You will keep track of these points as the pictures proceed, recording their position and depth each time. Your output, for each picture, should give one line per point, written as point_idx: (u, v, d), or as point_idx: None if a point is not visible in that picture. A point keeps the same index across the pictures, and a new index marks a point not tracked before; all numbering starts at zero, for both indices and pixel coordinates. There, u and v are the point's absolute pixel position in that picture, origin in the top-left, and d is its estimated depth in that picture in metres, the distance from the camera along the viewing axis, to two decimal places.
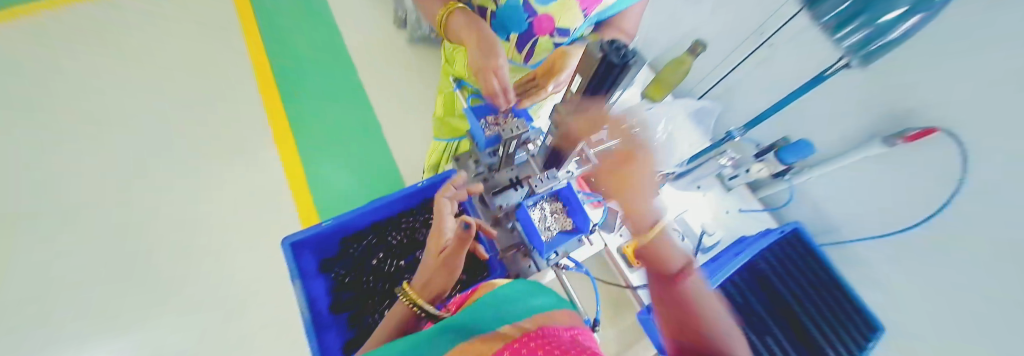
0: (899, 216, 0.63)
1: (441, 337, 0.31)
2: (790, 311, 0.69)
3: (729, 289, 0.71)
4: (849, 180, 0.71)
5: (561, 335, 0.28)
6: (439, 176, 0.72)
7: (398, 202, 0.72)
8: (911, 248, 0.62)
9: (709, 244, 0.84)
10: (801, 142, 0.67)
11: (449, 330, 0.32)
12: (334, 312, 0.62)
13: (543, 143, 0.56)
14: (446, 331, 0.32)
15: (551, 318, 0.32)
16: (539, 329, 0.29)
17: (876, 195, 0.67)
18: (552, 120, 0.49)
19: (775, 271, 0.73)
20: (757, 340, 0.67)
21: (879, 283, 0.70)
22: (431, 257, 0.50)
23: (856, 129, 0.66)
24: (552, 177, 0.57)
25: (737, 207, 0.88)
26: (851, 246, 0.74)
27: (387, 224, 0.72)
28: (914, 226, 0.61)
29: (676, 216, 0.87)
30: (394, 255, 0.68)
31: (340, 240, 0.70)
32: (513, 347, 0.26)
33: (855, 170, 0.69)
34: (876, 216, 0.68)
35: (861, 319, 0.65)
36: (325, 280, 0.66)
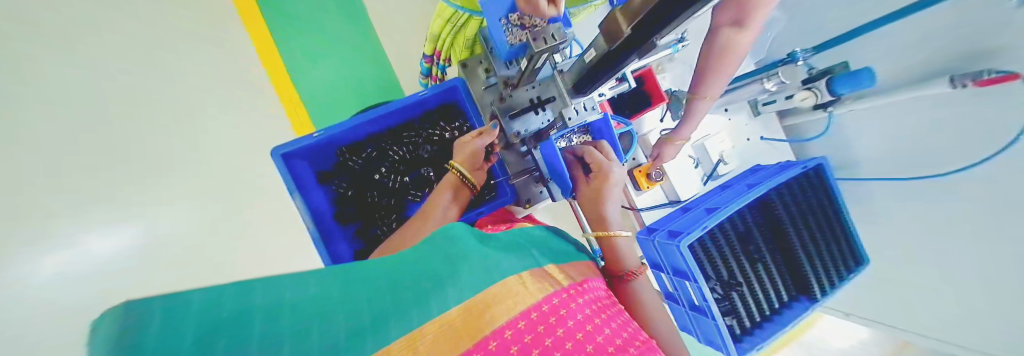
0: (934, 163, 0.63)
1: (504, 256, 0.40)
2: (787, 242, 0.71)
3: (736, 220, 0.70)
4: (892, 120, 0.69)
5: (599, 292, 0.39)
6: (444, 85, 0.61)
7: (397, 114, 0.63)
8: (947, 201, 0.63)
9: (720, 173, 0.85)
10: (861, 71, 0.59)
11: (511, 257, 0.40)
12: (341, 223, 0.62)
13: (581, 58, 0.43)
14: (502, 255, 0.40)
15: (593, 277, 0.43)
16: (586, 283, 0.39)
17: (921, 134, 0.65)
18: (602, 29, 0.35)
19: (789, 211, 0.71)
20: (746, 265, 0.68)
21: (873, 211, 0.77)
22: (471, 144, 0.52)
23: (931, 65, 0.59)
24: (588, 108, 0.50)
25: (758, 135, 0.86)
26: (865, 183, 0.77)
27: (386, 136, 0.65)
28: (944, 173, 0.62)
29: (696, 141, 0.83)
30: (397, 171, 0.64)
31: (335, 149, 0.63)
32: (568, 296, 0.35)
33: (919, 108, 0.64)
34: (915, 160, 0.67)
35: (854, 256, 0.72)
36: (325, 190, 0.63)
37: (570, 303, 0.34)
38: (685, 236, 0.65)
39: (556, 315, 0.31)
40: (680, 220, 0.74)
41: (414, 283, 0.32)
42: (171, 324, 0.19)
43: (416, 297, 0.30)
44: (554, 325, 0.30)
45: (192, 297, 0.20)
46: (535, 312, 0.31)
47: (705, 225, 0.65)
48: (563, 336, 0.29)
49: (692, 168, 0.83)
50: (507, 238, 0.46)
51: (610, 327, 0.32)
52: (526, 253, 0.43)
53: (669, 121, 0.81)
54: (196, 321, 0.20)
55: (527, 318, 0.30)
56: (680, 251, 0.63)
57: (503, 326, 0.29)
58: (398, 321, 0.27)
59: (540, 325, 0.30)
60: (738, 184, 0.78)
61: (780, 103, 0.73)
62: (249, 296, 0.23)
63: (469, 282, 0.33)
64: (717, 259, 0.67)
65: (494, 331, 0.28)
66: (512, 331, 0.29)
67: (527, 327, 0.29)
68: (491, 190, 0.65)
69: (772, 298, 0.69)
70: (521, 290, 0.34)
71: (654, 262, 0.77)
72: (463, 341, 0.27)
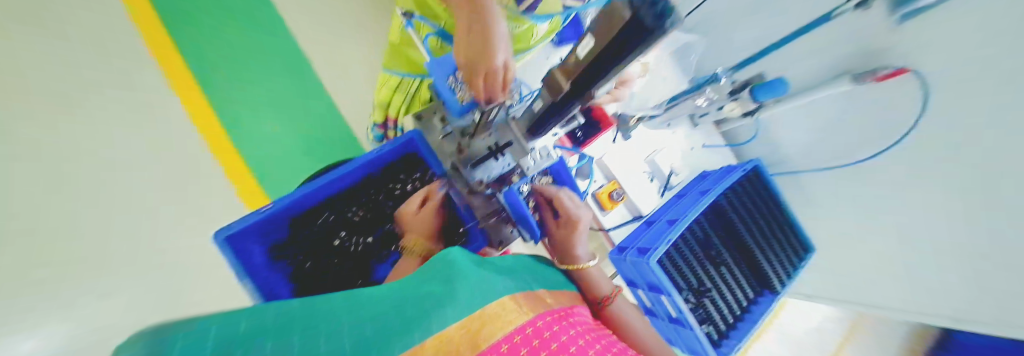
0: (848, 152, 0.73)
1: (500, 277, 0.39)
2: (743, 242, 0.76)
3: (694, 229, 0.75)
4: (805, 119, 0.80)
5: (587, 318, 0.38)
6: (401, 139, 0.62)
7: (354, 173, 0.61)
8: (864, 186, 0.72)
9: (674, 183, 0.91)
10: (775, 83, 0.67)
11: (506, 280, 0.39)
12: (302, 298, 0.57)
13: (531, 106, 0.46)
14: (495, 275, 0.39)
15: (580, 303, 0.43)
16: (571, 309, 0.38)
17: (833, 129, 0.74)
18: (546, 84, 0.39)
19: (738, 212, 0.77)
20: (711, 269, 0.72)
21: (808, 200, 0.86)
22: (410, 213, 0.55)
23: (831, 70, 0.69)
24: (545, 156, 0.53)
25: (701, 143, 0.94)
26: (797, 176, 0.87)
27: (341, 199, 0.62)
28: (862, 161, 0.70)
29: (648, 157, 0.89)
30: (359, 232, 0.62)
31: (287, 219, 0.59)
32: (560, 317, 0.34)
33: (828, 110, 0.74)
34: (831, 151, 0.77)
35: (799, 244, 0.79)
36: (279, 265, 0.58)
37: (563, 322, 0.33)
38: (654, 251, 0.68)
39: (550, 330, 0.30)
40: (646, 235, 0.77)
41: (418, 303, 0.30)
42: (191, 335, 0.19)
43: (420, 313, 0.28)
44: (551, 336, 0.29)
45: (203, 322, 0.21)
46: (534, 323, 0.30)
47: (669, 239, 0.68)
48: (558, 349, 0.28)
49: (649, 182, 0.89)
50: (495, 264, 0.44)
51: (602, 342, 0.32)
52: (520, 278, 0.42)
53: (621, 140, 0.86)
54: (213, 335, 0.19)
55: (525, 329, 0.29)
56: (651, 267, 0.65)
57: (508, 333, 0.27)
58: (410, 332, 0.25)
59: (540, 335, 0.29)
60: (692, 192, 0.84)
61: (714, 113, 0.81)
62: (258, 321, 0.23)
63: (470, 296, 0.31)
64: (685, 268, 0.70)
65: (501, 339, 0.26)
66: (511, 344, 0.26)
67: (528, 335, 0.28)
68: (462, 236, 0.64)
69: (739, 298, 0.73)
70: (518, 306, 0.32)
71: (629, 280, 0.79)
72: (471, 349, 0.24)
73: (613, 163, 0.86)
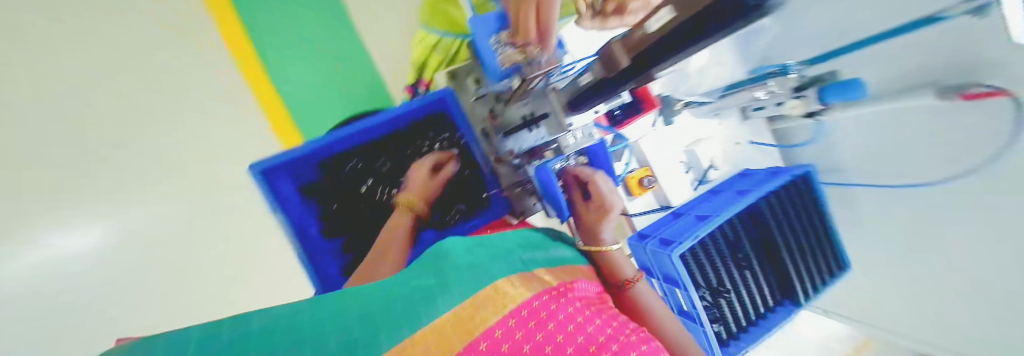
0: (917, 173, 0.64)
1: (493, 264, 0.38)
2: (776, 249, 0.72)
3: (726, 229, 0.71)
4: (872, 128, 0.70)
5: (590, 297, 0.37)
6: (431, 96, 0.58)
7: (384, 125, 0.60)
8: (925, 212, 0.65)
9: (712, 178, 0.85)
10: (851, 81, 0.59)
11: (502, 264, 0.39)
12: (328, 238, 0.61)
13: (576, 80, 0.41)
14: (487, 262, 0.38)
15: (582, 278, 0.42)
16: (574, 283, 0.38)
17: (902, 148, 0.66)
18: (599, 55, 0.33)
19: (776, 217, 0.72)
20: (734, 271, 0.69)
21: (857, 215, 0.78)
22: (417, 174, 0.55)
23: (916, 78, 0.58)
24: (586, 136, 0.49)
25: (749, 138, 0.86)
26: (850, 188, 0.79)
27: (369, 146, 0.62)
28: (924, 184, 0.63)
29: (688, 146, 0.83)
30: (386, 183, 0.63)
31: (317, 162, 0.60)
32: (557, 297, 0.33)
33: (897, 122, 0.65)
34: (897, 169, 0.67)
35: (836, 260, 0.74)
36: (308, 205, 0.60)
37: (559, 302, 0.32)
38: (677, 244, 0.65)
39: (547, 309, 0.30)
40: (672, 227, 0.74)
41: (407, 295, 0.30)
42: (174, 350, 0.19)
43: (408, 307, 0.28)
44: (545, 323, 0.28)
45: (186, 333, 0.21)
46: (525, 309, 0.29)
47: (697, 235, 0.65)
48: (556, 330, 0.28)
49: (684, 174, 0.84)
50: (494, 246, 0.45)
51: (604, 323, 0.31)
52: (515, 260, 0.41)
53: (662, 126, 0.80)
54: (197, 345, 0.20)
55: (516, 316, 0.28)
56: (672, 260, 0.63)
57: (493, 325, 0.27)
58: (399, 325, 0.25)
59: (531, 321, 0.28)
60: (729, 191, 0.78)
61: (771, 109, 0.73)
62: (246, 322, 0.23)
63: (459, 289, 0.31)
64: (706, 266, 0.68)
65: (486, 331, 0.26)
66: (504, 329, 0.27)
67: (518, 325, 0.27)
68: (483, 201, 0.64)
69: (758, 303, 0.70)
70: (510, 292, 0.32)
71: (645, 268, 0.78)
72: (458, 340, 0.25)
73: (649, 148, 0.81)
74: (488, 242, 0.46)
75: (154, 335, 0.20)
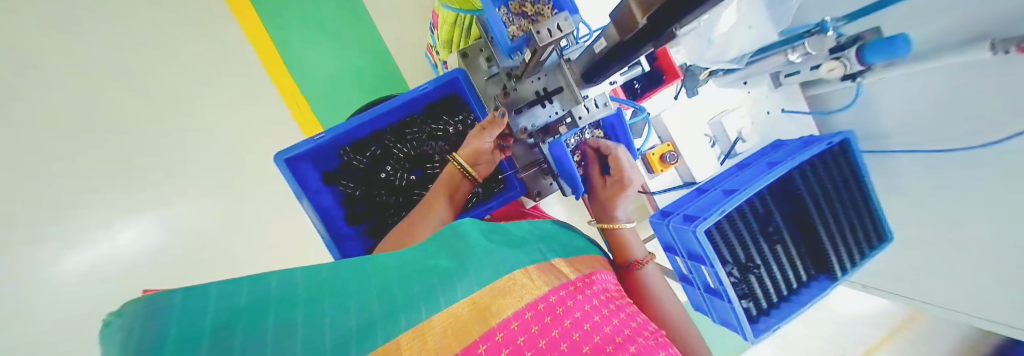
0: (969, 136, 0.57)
1: (510, 251, 0.39)
2: (811, 224, 0.68)
3: (755, 203, 0.68)
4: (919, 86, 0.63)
5: (609, 287, 0.38)
6: (444, 78, 0.58)
7: (399, 109, 0.61)
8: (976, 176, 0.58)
9: (739, 151, 0.81)
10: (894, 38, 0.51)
11: (519, 252, 0.39)
12: (352, 224, 0.62)
13: (591, 47, 0.39)
14: (502, 247, 0.39)
15: (602, 269, 0.42)
16: (594, 276, 0.38)
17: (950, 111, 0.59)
18: (614, 18, 0.31)
19: (809, 187, 0.67)
20: (765, 246, 0.66)
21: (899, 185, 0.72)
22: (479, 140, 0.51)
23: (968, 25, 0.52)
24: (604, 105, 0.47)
25: (780, 107, 0.81)
26: (893, 155, 0.71)
27: (389, 134, 0.63)
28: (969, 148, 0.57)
29: (712, 118, 0.79)
30: (403, 168, 0.63)
31: (337, 150, 0.62)
32: (574, 290, 0.34)
33: (952, 78, 0.57)
34: (943, 135, 0.62)
35: (877, 232, 0.68)
36: (333, 192, 0.62)
37: (576, 296, 0.33)
38: (702, 220, 0.62)
39: (564, 304, 0.31)
40: (696, 203, 0.71)
41: (420, 278, 0.32)
42: (194, 317, 0.22)
43: (421, 293, 0.30)
44: (562, 316, 0.30)
45: (212, 289, 0.24)
46: (541, 303, 0.30)
47: (722, 210, 0.62)
48: (571, 326, 0.29)
49: (708, 148, 0.80)
50: (508, 230, 0.46)
51: (621, 318, 0.32)
52: (533, 249, 0.42)
53: (685, 97, 0.79)
54: (214, 316, 0.23)
55: (533, 309, 0.30)
56: (695, 235, 0.61)
57: (509, 318, 0.28)
58: (411, 309, 0.27)
59: (547, 315, 0.30)
60: (759, 163, 0.74)
61: (805, 73, 0.67)
62: (261, 291, 0.26)
63: (474, 275, 0.32)
64: (733, 242, 0.65)
65: (502, 322, 0.28)
66: (519, 321, 0.28)
67: (534, 318, 0.29)
68: (499, 182, 0.64)
69: (790, 278, 0.68)
70: (527, 284, 0.33)
71: (668, 246, 0.76)
72: (470, 334, 0.26)
73: (672, 122, 0.77)
74: (501, 227, 0.47)
75: (179, 288, 0.23)
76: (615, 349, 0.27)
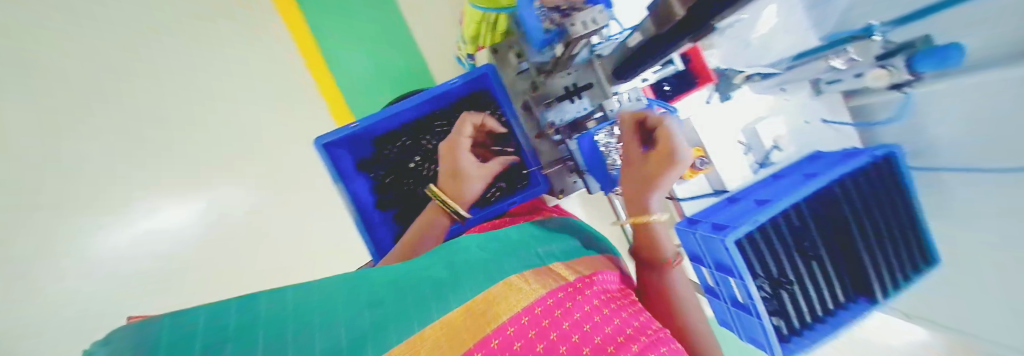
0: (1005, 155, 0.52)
1: (505, 259, 0.39)
2: (852, 243, 0.63)
3: (791, 216, 0.64)
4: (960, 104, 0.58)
5: (609, 290, 0.37)
6: (472, 74, 0.60)
7: (430, 102, 0.63)
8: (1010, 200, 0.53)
9: (774, 160, 0.77)
10: (947, 48, 0.46)
11: (514, 259, 0.39)
12: (382, 209, 0.66)
13: (623, 43, 0.39)
14: (496, 257, 0.39)
15: (602, 269, 0.41)
16: (594, 276, 0.38)
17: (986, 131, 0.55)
18: (651, 11, 0.31)
19: (850, 203, 0.63)
20: (798, 261, 0.63)
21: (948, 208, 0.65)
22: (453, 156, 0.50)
23: None
24: (634, 99, 0.47)
25: (820, 117, 0.77)
26: (940, 175, 0.65)
27: (418, 126, 0.66)
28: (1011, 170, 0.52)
29: (747, 125, 0.76)
30: (430, 159, 0.65)
31: (370, 139, 0.65)
32: (572, 292, 0.33)
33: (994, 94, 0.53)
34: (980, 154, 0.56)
35: (922, 254, 0.62)
36: (365, 179, 0.66)
37: (575, 298, 0.33)
38: (732, 230, 0.60)
39: (562, 307, 0.31)
40: (729, 211, 0.69)
41: (414, 289, 0.31)
42: (177, 335, 0.20)
43: (417, 302, 0.29)
44: (559, 319, 0.29)
45: (196, 313, 0.22)
46: (538, 308, 0.30)
47: (755, 219, 0.59)
48: (570, 329, 0.29)
49: (740, 156, 0.77)
50: (501, 235, 0.46)
51: (620, 319, 0.32)
52: (530, 255, 0.41)
53: (717, 102, 0.77)
54: (202, 331, 0.21)
55: (530, 313, 0.29)
56: (725, 245, 0.58)
57: (505, 323, 0.28)
58: (407, 318, 0.27)
59: (545, 319, 0.29)
60: (795, 175, 0.70)
61: (849, 82, 0.63)
62: (252, 308, 0.24)
63: (468, 285, 0.32)
64: (767, 257, 0.62)
65: (498, 328, 0.27)
66: (516, 326, 0.28)
67: (531, 322, 0.28)
68: (522, 178, 0.65)
69: (824, 296, 0.63)
70: (524, 287, 0.33)
71: (694, 255, 0.74)
72: (479, 333, 0.26)
73: (703, 127, 0.75)
74: (497, 235, 0.46)
75: (162, 314, 0.21)
76: (616, 349, 0.27)
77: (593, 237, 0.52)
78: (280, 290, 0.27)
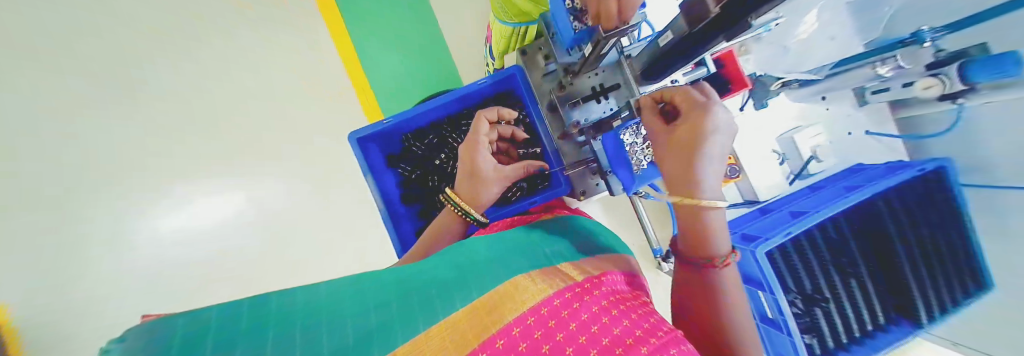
0: None
1: (512, 259, 0.38)
2: (895, 259, 0.59)
3: (828, 228, 0.60)
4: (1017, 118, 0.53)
5: (620, 294, 0.35)
6: (501, 74, 0.61)
7: (460, 101, 0.65)
8: None
9: (813, 172, 0.73)
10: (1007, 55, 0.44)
11: (521, 259, 0.38)
12: (407, 204, 0.68)
13: (653, 44, 0.40)
14: (501, 257, 0.38)
15: (611, 270, 0.40)
16: (603, 277, 0.36)
17: None
18: (684, 9, 0.31)
19: (895, 218, 0.59)
20: (835, 278, 0.59)
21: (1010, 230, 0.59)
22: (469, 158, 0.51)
23: None
24: None
25: (863, 128, 0.73)
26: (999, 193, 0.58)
27: (446, 124, 0.68)
28: None
29: (783, 134, 0.73)
30: (455, 157, 0.67)
31: (400, 137, 0.69)
32: (579, 293, 0.32)
33: None
34: None
35: (973, 277, 0.56)
36: (393, 175, 0.69)
37: (582, 299, 0.31)
38: (763, 241, 0.57)
39: (570, 308, 0.29)
40: (761, 222, 0.65)
41: (420, 288, 0.30)
42: (187, 339, 0.17)
43: (422, 300, 0.28)
44: (566, 320, 0.27)
45: (206, 313, 0.19)
46: (545, 308, 0.28)
47: (789, 231, 0.56)
48: (578, 330, 0.27)
49: (775, 166, 0.73)
50: (509, 237, 0.45)
51: (632, 321, 0.29)
52: (536, 255, 0.40)
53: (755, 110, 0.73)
54: (219, 334, 0.18)
55: (536, 313, 0.28)
56: (756, 257, 0.56)
57: (509, 325, 0.26)
58: (416, 317, 0.26)
59: (552, 319, 0.27)
60: (834, 187, 0.66)
61: (896, 91, 0.59)
62: (262, 307, 0.21)
63: (475, 286, 0.31)
64: (798, 270, 0.59)
65: (503, 329, 0.26)
66: (521, 327, 0.26)
67: (538, 323, 0.27)
68: (544, 179, 0.65)
69: (862, 314, 0.59)
70: (529, 287, 0.31)
71: None
72: (486, 330, 0.26)
73: (736, 134, 0.72)
74: (504, 236, 0.45)
75: (177, 312, 0.18)
76: (626, 351, 0.24)
77: (599, 240, 0.50)
78: (288, 291, 0.24)
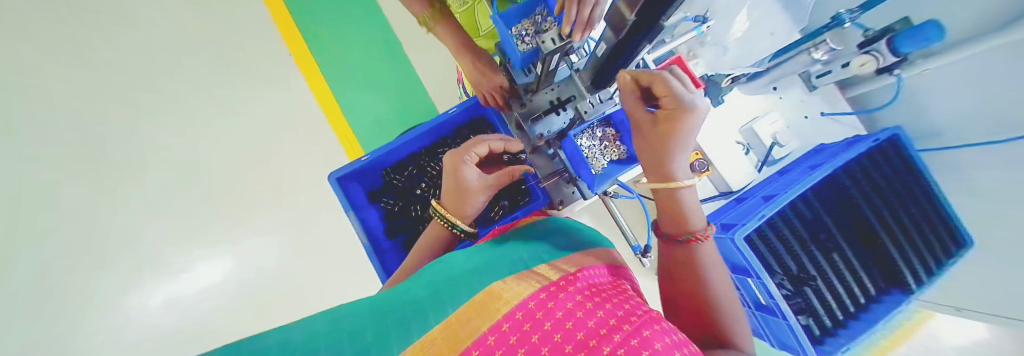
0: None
1: (490, 269, 0.39)
2: (874, 229, 0.61)
3: (800, 207, 0.63)
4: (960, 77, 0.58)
5: (598, 287, 0.35)
6: (468, 103, 0.65)
7: (434, 131, 0.69)
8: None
9: (778, 157, 0.76)
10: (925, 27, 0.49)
11: (499, 267, 0.39)
12: (391, 237, 0.68)
13: (593, 53, 0.43)
14: (480, 268, 0.39)
15: (590, 265, 0.40)
16: (580, 273, 0.37)
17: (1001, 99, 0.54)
18: (609, 21, 0.35)
19: (862, 189, 0.62)
20: (818, 254, 0.60)
21: (974, 188, 0.61)
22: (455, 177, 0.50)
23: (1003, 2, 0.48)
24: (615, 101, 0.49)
25: (817, 110, 0.77)
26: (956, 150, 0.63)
27: (423, 154, 0.70)
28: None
29: (743, 125, 0.76)
30: (434, 184, 0.67)
31: (381, 171, 0.71)
32: (555, 291, 0.32)
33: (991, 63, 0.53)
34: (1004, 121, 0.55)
35: (954, 238, 0.58)
36: (376, 209, 0.70)
37: (557, 298, 0.31)
38: (740, 227, 0.58)
39: (545, 308, 0.29)
40: (736, 210, 0.68)
41: (399, 310, 0.30)
42: None
43: (399, 323, 0.28)
44: (542, 322, 0.28)
45: None
46: (520, 311, 0.29)
47: (761, 215, 0.58)
48: (552, 329, 0.27)
49: (740, 155, 0.77)
50: (489, 246, 0.46)
51: (605, 311, 0.29)
52: (515, 261, 0.41)
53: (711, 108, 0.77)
54: None
55: (512, 317, 0.28)
56: (735, 243, 0.57)
57: (484, 333, 0.26)
58: (392, 340, 0.26)
59: (528, 322, 0.28)
60: (799, 168, 0.69)
61: (836, 73, 0.64)
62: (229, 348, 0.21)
63: (451, 301, 0.32)
64: (780, 252, 0.61)
65: (478, 339, 0.26)
66: (496, 335, 0.26)
67: (513, 327, 0.27)
68: (524, 195, 0.66)
69: (856, 289, 0.59)
70: (505, 294, 0.32)
71: None
72: (461, 343, 0.25)
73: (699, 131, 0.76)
74: (485, 247, 0.46)
75: None
76: (599, 342, 0.25)
77: (580, 239, 0.51)
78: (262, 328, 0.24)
